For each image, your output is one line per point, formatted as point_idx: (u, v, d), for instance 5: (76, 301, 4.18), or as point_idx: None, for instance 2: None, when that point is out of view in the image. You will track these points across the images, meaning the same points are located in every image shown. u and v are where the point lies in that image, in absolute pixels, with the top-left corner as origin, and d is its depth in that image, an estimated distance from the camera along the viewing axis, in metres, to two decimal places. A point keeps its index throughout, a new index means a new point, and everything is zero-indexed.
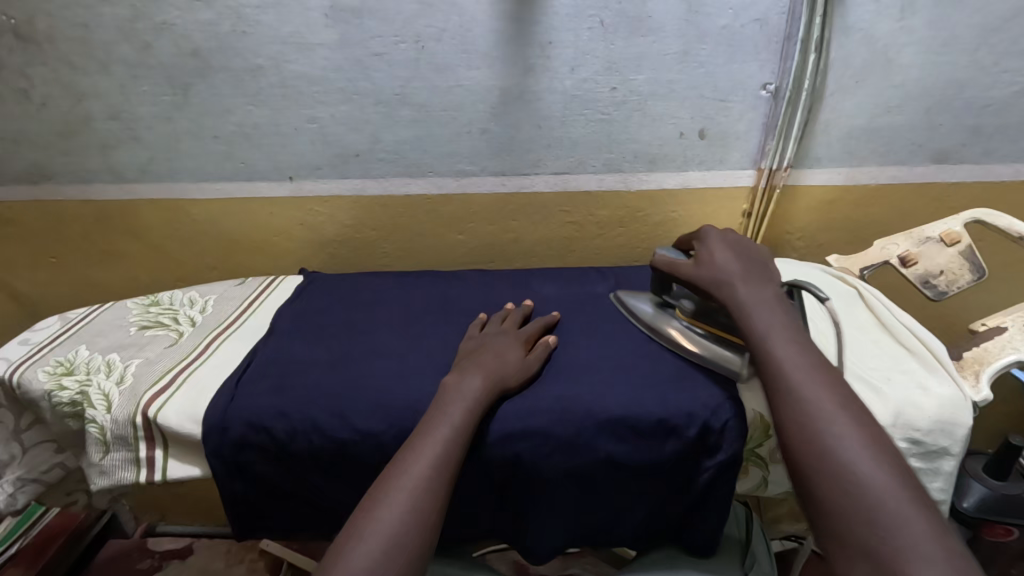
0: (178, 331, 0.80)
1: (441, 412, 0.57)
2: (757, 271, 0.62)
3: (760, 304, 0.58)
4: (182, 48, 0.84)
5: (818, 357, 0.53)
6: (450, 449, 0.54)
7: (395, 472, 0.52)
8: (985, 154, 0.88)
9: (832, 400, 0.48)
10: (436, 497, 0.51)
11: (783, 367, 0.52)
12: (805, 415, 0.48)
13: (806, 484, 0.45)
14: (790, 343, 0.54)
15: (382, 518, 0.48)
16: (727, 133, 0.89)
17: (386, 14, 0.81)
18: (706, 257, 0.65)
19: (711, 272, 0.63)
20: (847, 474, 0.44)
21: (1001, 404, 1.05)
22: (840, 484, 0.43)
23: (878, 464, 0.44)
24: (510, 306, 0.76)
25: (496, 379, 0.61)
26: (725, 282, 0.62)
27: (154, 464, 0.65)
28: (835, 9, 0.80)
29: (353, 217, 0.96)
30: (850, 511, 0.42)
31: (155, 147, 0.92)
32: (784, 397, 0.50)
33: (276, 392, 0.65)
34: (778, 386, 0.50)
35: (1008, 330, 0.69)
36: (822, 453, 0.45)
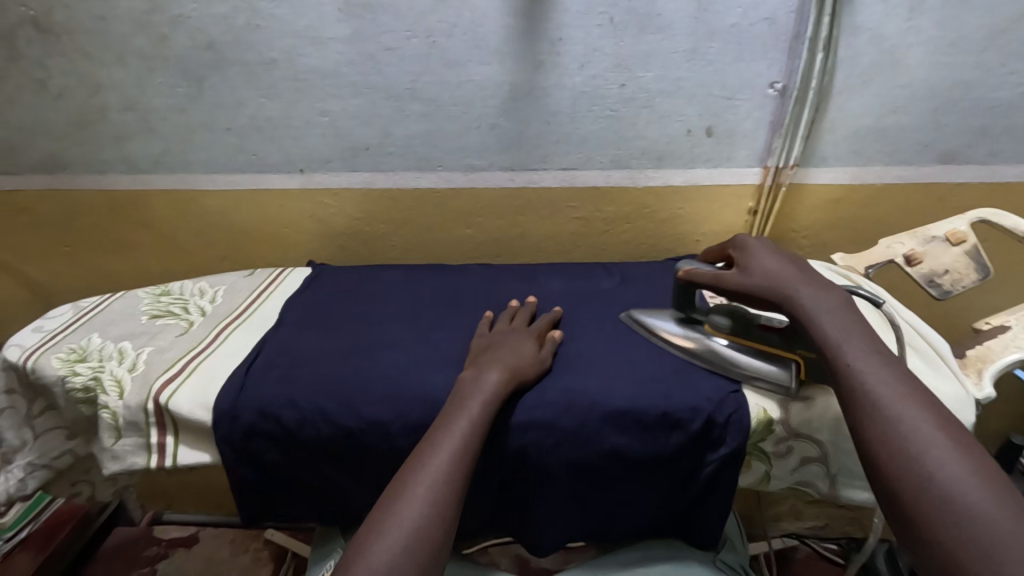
0: (189, 320, 0.82)
1: (459, 405, 0.58)
2: (813, 278, 0.58)
3: (827, 311, 0.54)
4: (197, 41, 0.85)
5: (894, 360, 0.50)
6: (468, 444, 0.55)
7: (414, 466, 0.53)
8: (991, 154, 0.89)
9: (924, 415, 0.46)
10: (455, 491, 0.52)
11: (857, 373, 0.49)
12: (885, 424, 0.46)
13: (891, 496, 0.43)
14: (869, 351, 0.51)
15: (405, 512, 0.49)
16: (734, 131, 0.90)
17: (398, 9, 0.82)
18: (753, 266, 0.61)
19: (767, 283, 0.58)
20: (938, 486, 0.41)
21: (1004, 405, 1.05)
22: (930, 496, 0.41)
23: (970, 472, 0.41)
24: (515, 302, 0.76)
25: (512, 374, 0.62)
26: (784, 291, 0.57)
27: (165, 450, 0.66)
28: (843, 9, 0.80)
29: (362, 210, 0.97)
30: (941, 524, 0.40)
31: (169, 139, 0.93)
32: (862, 405, 0.48)
33: (285, 381, 0.66)
34: (859, 397, 0.48)
35: (1012, 328, 0.69)
36: (908, 464, 0.43)
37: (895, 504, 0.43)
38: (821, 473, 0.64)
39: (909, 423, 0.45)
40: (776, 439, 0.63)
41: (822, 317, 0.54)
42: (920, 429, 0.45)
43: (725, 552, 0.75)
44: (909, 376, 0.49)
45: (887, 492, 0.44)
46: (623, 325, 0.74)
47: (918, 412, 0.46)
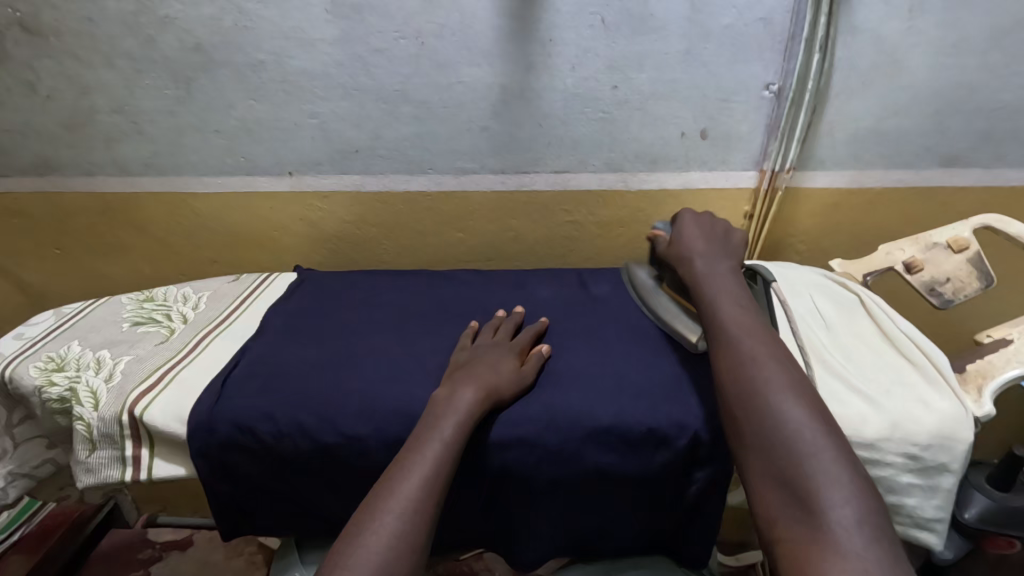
0: (170, 328, 0.81)
1: (433, 427, 0.57)
2: (716, 248, 0.70)
3: (712, 272, 0.66)
4: (186, 42, 0.84)
5: (751, 309, 0.61)
6: (439, 472, 0.54)
7: (382, 495, 0.52)
8: (994, 158, 0.87)
9: (765, 351, 0.55)
10: (424, 522, 0.52)
11: (720, 315, 0.60)
12: (732, 350, 0.56)
13: (727, 404, 0.53)
14: (735, 306, 0.61)
15: (371, 545, 0.49)
16: (730, 134, 0.88)
17: (386, 10, 0.81)
18: (676, 237, 0.73)
19: (679, 249, 0.71)
20: (762, 394, 0.52)
21: (1010, 415, 1.03)
22: (756, 401, 0.51)
23: (787, 387, 0.52)
24: (500, 313, 0.75)
25: (489, 391, 0.60)
26: (689, 255, 0.69)
27: (140, 463, 0.66)
28: (840, 8, 0.78)
29: (353, 214, 0.96)
30: (759, 421, 0.50)
31: (158, 141, 0.92)
32: (718, 337, 0.58)
33: (262, 393, 0.65)
34: (721, 340, 0.58)
35: (1013, 342, 0.67)
36: (745, 380, 0.53)
37: (728, 410, 0.53)
38: None
39: (751, 350, 0.55)
40: None
41: (705, 276, 0.65)
42: (759, 356, 0.55)
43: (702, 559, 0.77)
44: (756, 319, 0.60)
45: (723, 402, 0.54)
46: (610, 334, 0.72)
47: (760, 343, 0.56)
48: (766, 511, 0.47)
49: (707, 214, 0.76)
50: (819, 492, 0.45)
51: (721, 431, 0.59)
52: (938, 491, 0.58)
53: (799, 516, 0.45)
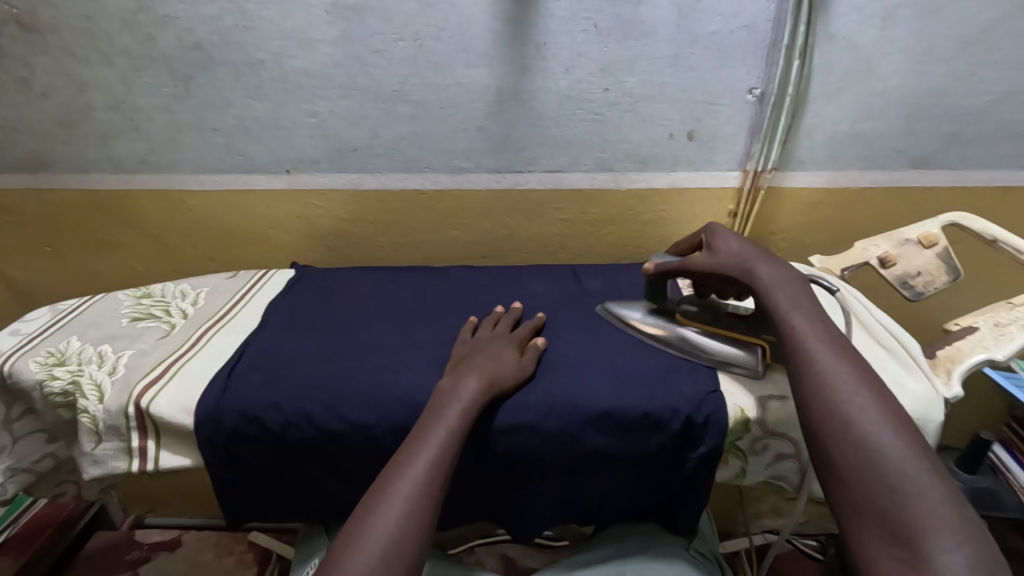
0: (170, 322, 0.82)
1: (439, 412, 0.59)
2: (774, 255, 0.65)
3: (780, 281, 0.61)
4: (185, 41, 0.85)
5: (832, 327, 0.58)
6: (443, 455, 0.56)
7: (389, 479, 0.54)
8: (961, 160, 0.92)
9: (854, 375, 0.52)
10: (430, 504, 0.53)
11: (801, 335, 0.56)
12: (818, 378, 0.53)
13: (815, 437, 0.51)
14: (813, 321, 0.58)
15: (380, 526, 0.50)
16: (715, 135, 0.92)
17: (386, 12, 0.83)
18: (718, 246, 0.67)
19: (732, 258, 0.65)
20: (854, 422, 0.49)
21: (976, 403, 1.09)
22: (849, 430, 0.49)
23: (881, 416, 0.49)
24: (499, 308, 0.77)
25: (490, 379, 0.62)
26: (745, 266, 0.63)
27: (147, 454, 0.67)
28: (819, 18, 0.83)
29: (350, 211, 0.98)
30: (854, 453, 0.48)
31: (155, 139, 0.93)
32: (801, 361, 0.55)
33: (268, 384, 0.67)
34: (803, 360, 0.55)
35: (979, 329, 0.72)
36: (834, 413, 0.51)
37: (818, 444, 0.51)
38: (795, 468, 0.66)
39: (838, 379, 0.52)
40: (751, 438, 0.65)
41: (774, 285, 0.61)
42: (848, 386, 0.52)
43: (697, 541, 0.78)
44: (839, 337, 0.56)
45: (811, 434, 0.52)
46: (604, 326, 0.76)
47: (848, 367, 0.53)
48: (863, 551, 0.45)
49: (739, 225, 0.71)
50: (925, 534, 0.42)
51: (713, 415, 0.63)
52: None
53: (901, 558, 0.42)
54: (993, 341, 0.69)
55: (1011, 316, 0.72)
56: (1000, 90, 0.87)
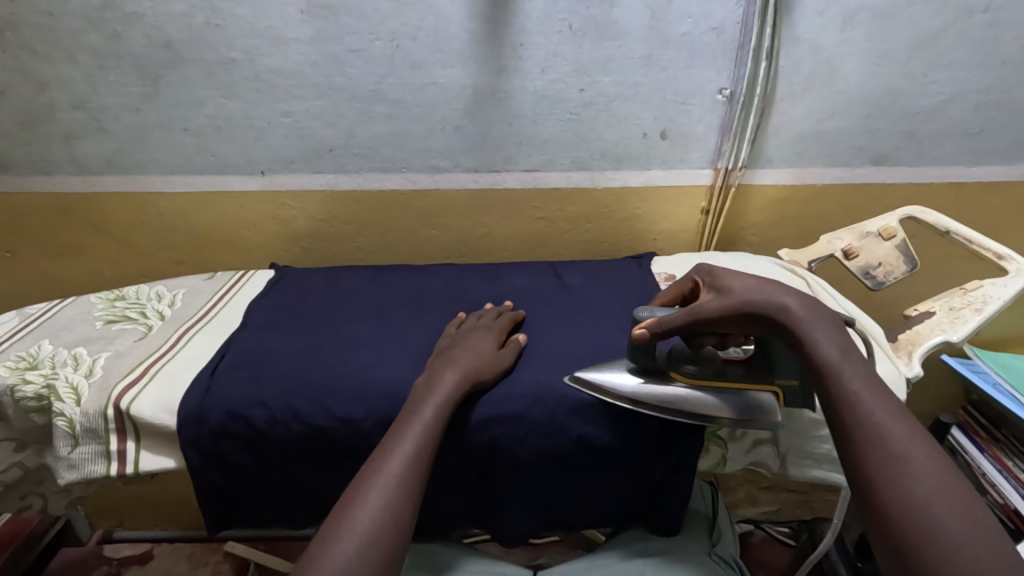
0: (146, 325, 0.82)
1: (415, 409, 0.60)
2: (795, 293, 0.56)
3: (828, 329, 0.52)
4: (154, 39, 0.83)
5: (892, 395, 0.49)
6: (421, 447, 0.56)
7: (367, 473, 0.53)
8: (918, 157, 0.97)
9: (900, 428, 0.46)
10: (407, 495, 0.52)
11: (862, 405, 0.48)
12: (887, 459, 0.44)
13: (888, 535, 0.42)
14: (853, 363, 0.50)
15: (358, 520, 0.49)
16: (688, 133, 0.94)
17: (362, 12, 0.83)
18: (733, 289, 0.56)
19: (756, 303, 0.54)
20: (903, 482, 0.43)
21: (934, 387, 1.14)
22: (900, 493, 0.42)
23: (931, 476, 0.43)
24: (490, 305, 0.80)
25: (471, 372, 0.64)
26: (780, 309, 0.54)
27: (126, 457, 0.67)
28: (784, 20, 0.86)
29: (326, 211, 0.97)
30: (904, 515, 0.42)
31: (122, 139, 0.91)
32: (862, 438, 0.46)
33: (253, 381, 0.68)
34: (844, 408, 0.48)
35: (935, 313, 0.76)
36: (912, 511, 0.41)
37: (892, 548, 0.41)
38: (773, 454, 0.69)
39: (897, 441, 0.45)
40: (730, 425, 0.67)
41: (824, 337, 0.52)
42: (926, 476, 0.43)
43: (719, 545, 0.79)
44: (877, 380, 0.50)
45: (881, 533, 0.42)
46: (585, 320, 0.78)
47: (893, 418, 0.47)
48: None
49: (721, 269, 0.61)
50: None
51: None
52: None
53: None
54: (949, 325, 0.73)
55: (965, 300, 0.76)
56: (952, 91, 0.91)
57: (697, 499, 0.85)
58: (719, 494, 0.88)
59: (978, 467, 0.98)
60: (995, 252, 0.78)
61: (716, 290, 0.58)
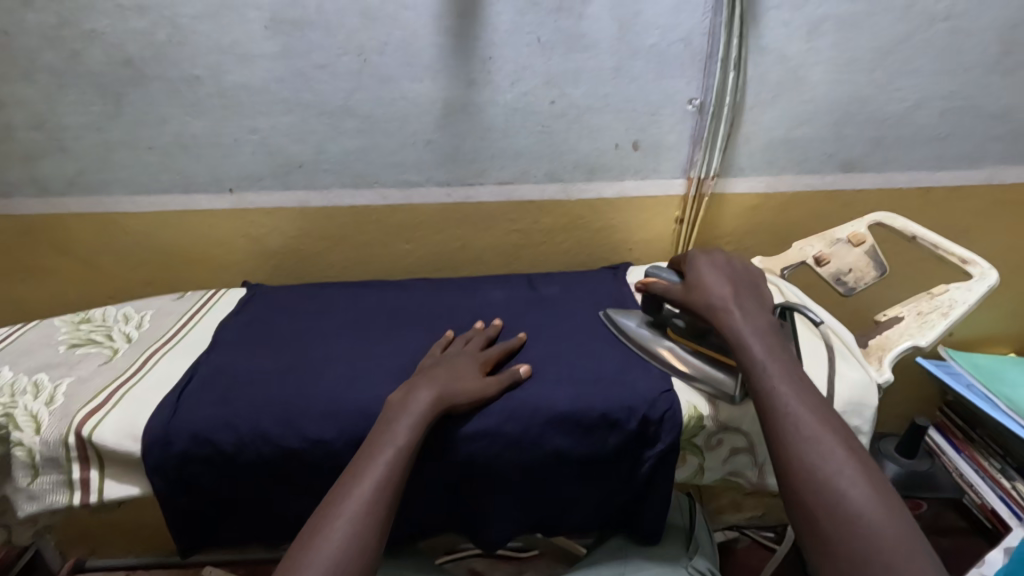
0: (112, 348, 0.79)
1: (389, 429, 0.59)
2: (747, 296, 0.65)
3: (756, 332, 0.60)
4: (114, 56, 0.81)
5: (812, 389, 0.56)
6: (393, 471, 0.55)
7: (337, 498, 0.52)
8: (886, 163, 0.98)
9: (813, 413, 0.53)
10: (378, 520, 0.51)
11: (780, 397, 0.54)
12: (801, 441, 0.51)
13: (800, 511, 0.48)
14: (776, 357, 0.58)
15: (325, 548, 0.48)
16: (659, 144, 0.95)
17: (328, 26, 0.82)
18: (696, 281, 0.68)
19: (706, 297, 0.65)
20: (814, 460, 0.50)
21: (911, 390, 1.15)
22: (812, 468, 0.49)
23: (840, 454, 0.50)
24: (478, 326, 0.77)
25: (445, 394, 0.62)
26: (717, 307, 0.64)
27: (89, 485, 0.65)
28: (750, 31, 0.87)
29: (297, 228, 0.96)
30: (813, 486, 0.48)
31: (85, 159, 0.88)
32: (781, 428, 0.53)
33: (221, 404, 0.66)
34: (769, 398, 0.55)
35: (904, 319, 0.76)
36: (819, 486, 0.48)
37: (804, 518, 0.48)
38: (749, 462, 0.69)
39: (810, 425, 0.52)
40: (707, 433, 0.67)
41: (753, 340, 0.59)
42: (834, 456, 0.49)
43: (696, 556, 0.76)
44: (797, 373, 0.57)
45: (797, 512, 0.48)
46: (560, 331, 0.78)
47: (810, 406, 0.53)
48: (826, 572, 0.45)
49: (717, 255, 0.71)
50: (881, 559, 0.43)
51: (667, 412, 0.65)
52: None
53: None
54: (918, 328, 0.73)
55: (932, 304, 0.76)
56: (916, 97, 0.93)
57: (675, 511, 0.84)
58: (697, 506, 0.87)
59: (954, 467, 1.00)
60: (959, 256, 0.79)
61: (687, 278, 0.69)
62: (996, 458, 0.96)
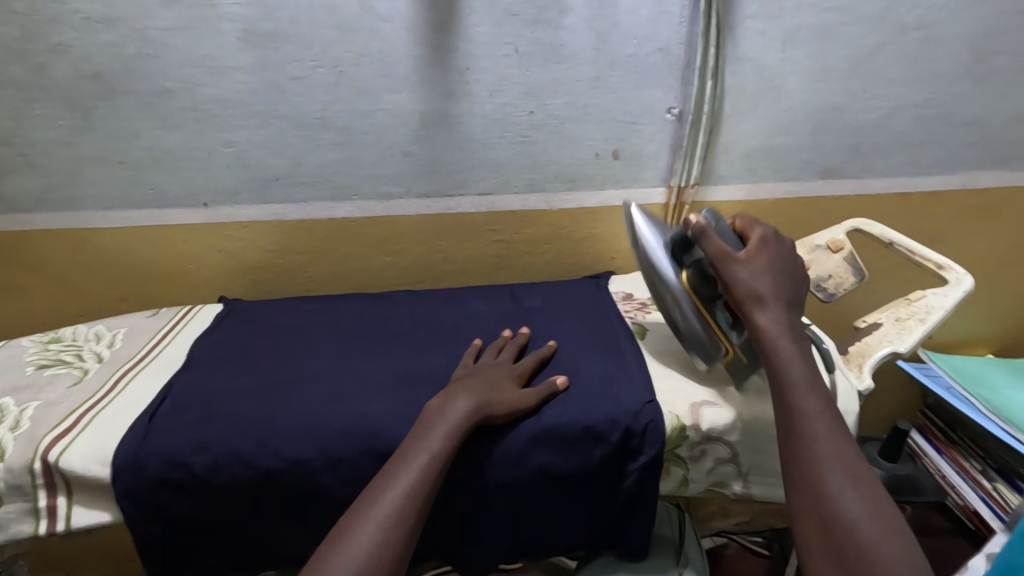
0: (82, 368, 0.77)
1: (422, 435, 0.59)
2: (789, 302, 0.64)
3: (787, 342, 0.60)
4: (82, 70, 0.80)
5: (834, 408, 0.57)
6: (425, 478, 0.56)
7: (369, 501, 0.54)
8: (864, 170, 0.99)
9: (831, 434, 0.55)
10: (405, 528, 0.53)
11: (801, 415, 0.56)
12: (817, 460, 0.53)
13: (808, 528, 0.51)
14: (801, 371, 0.58)
15: (352, 552, 0.50)
16: (639, 153, 0.95)
17: (303, 38, 0.81)
18: (754, 268, 0.63)
19: (757, 289, 0.62)
20: (825, 480, 0.52)
21: (894, 395, 1.16)
22: (822, 489, 0.52)
23: (851, 479, 0.52)
24: (506, 333, 0.77)
25: (481, 404, 0.62)
26: (757, 300, 0.62)
27: (57, 513, 0.63)
28: (726, 41, 0.87)
29: (275, 242, 0.94)
30: (821, 506, 0.51)
31: (53, 174, 0.86)
32: (798, 446, 0.55)
33: (195, 425, 0.64)
34: (789, 415, 0.57)
35: (883, 325, 0.77)
36: (828, 507, 0.51)
37: (811, 535, 0.51)
38: (733, 472, 0.69)
39: (825, 445, 0.54)
40: (690, 443, 0.66)
41: (788, 361, 0.59)
42: (844, 480, 0.52)
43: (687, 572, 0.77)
44: (820, 387, 0.58)
45: (804, 539, 0.51)
46: (542, 342, 0.77)
47: (828, 425, 0.55)
48: None
49: (776, 243, 0.67)
50: None
51: (650, 424, 0.64)
52: None
53: None
54: (897, 335, 0.74)
55: (910, 311, 0.76)
56: (891, 105, 0.94)
57: (665, 525, 0.84)
58: (687, 517, 0.86)
59: (937, 469, 1.01)
60: (935, 262, 0.80)
61: (746, 256, 0.64)
62: (977, 459, 0.97)
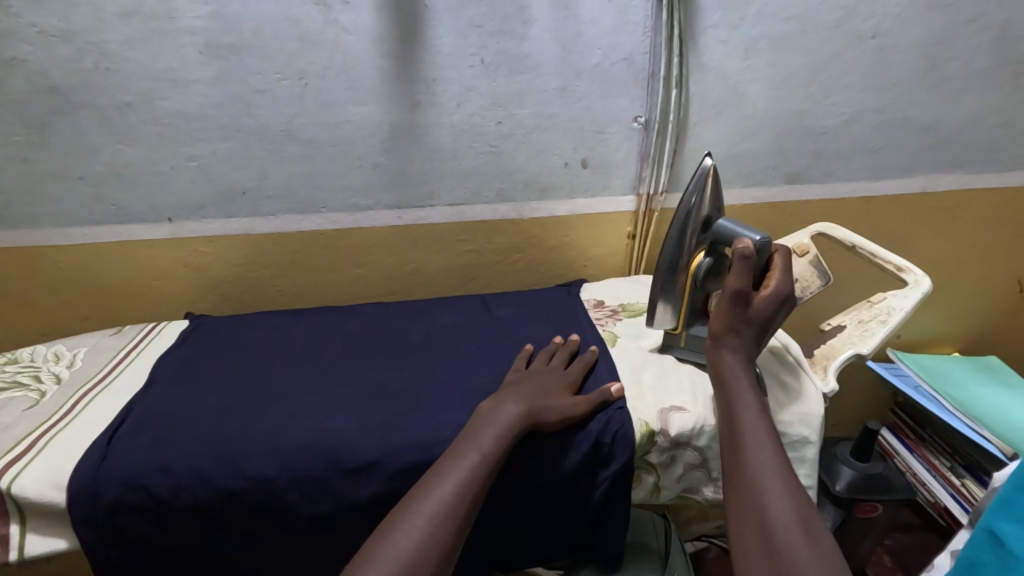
0: (39, 391, 0.75)
1: (471, 438, 0.59)
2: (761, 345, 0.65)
3: (742, 371, 0.62)
4: (38, 84, 0.78)
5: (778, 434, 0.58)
6: (477, 476, 0.55)
7: (417, 499, 0.53)
8: (827, 174, 1.01)
9: (770, 449, 0.55)
10: (453, 526, 0.51)
11: (743, 432, 0.57)
12: (754, 471, 0.53)
13: (738, 535, 0.51)
14: (749, 395, 0.60)
15: (401, 545, 0.49)
16: (608, 161, 0.95)
17: (265, 50, 0.80)
18: (749, 307, 0.63)
19: (738, 326, 0.63)
20: (758, 489, 0.52)
21: (866, 395, 1.18)
22: (755, 495, 0.52)
23: (785, 489, 0.52)
24: (556, 339, 0.78)
25: (532, 410, 0.63)
26: (733, 333, 0.63)
27: (9, 542, 0.61)
28: (689, 50, 0.89)
29: (243, 256, 0.93)
30: (752, 511, 0.51)
31: (10, 191, 0.84)
32: (738, 459, 0.55)
33: (154, 446, 0.63)
34: (733, 432, 0.58)
35: (846, 327, 0.78)
36: (759, 513, 0.50)
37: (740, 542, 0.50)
38: (703, 478, 0.69)
39: (763, 459, 0.54)
40: (660, 449, 0.67)
41: (739, 384, 0.61)
42: (775, 489, 0.52)
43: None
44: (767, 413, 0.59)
45: (736, 547, 0.51)
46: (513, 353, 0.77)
47: (767, 442, 0.56)
48: None
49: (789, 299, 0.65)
50: None
51: (620, 432, 0.65)
52: (804, 461, 0.65)
53: None
54: (859, 337, 0.75)
55: (872, 313, 0.78)
56: (851, 112, 0.96)
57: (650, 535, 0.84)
58: (669, 523, 0.87)
59: (908, 467, 1.03)
60: (895, 264, 0.81)
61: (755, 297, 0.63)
62: (946, 456, 0.98)
